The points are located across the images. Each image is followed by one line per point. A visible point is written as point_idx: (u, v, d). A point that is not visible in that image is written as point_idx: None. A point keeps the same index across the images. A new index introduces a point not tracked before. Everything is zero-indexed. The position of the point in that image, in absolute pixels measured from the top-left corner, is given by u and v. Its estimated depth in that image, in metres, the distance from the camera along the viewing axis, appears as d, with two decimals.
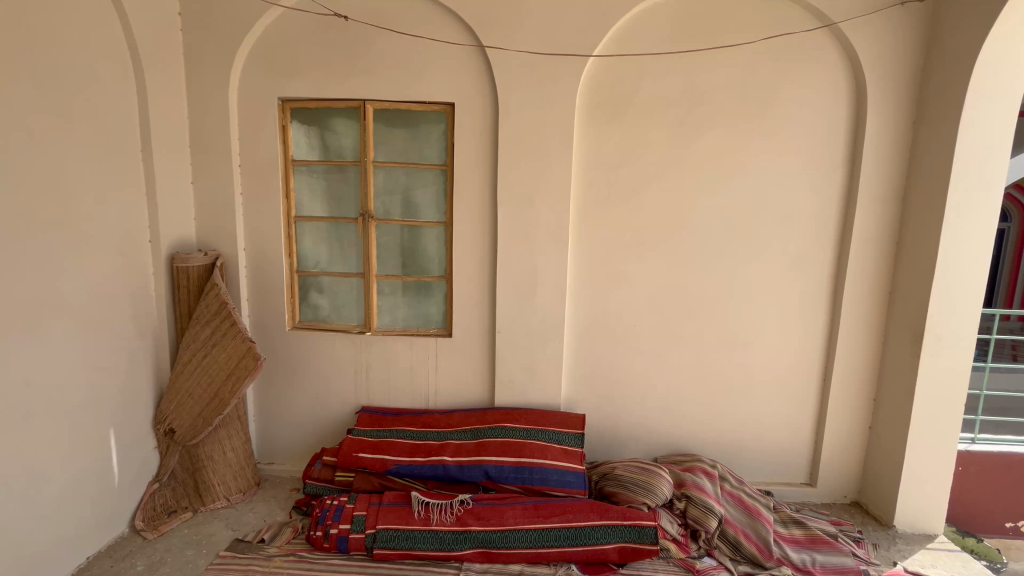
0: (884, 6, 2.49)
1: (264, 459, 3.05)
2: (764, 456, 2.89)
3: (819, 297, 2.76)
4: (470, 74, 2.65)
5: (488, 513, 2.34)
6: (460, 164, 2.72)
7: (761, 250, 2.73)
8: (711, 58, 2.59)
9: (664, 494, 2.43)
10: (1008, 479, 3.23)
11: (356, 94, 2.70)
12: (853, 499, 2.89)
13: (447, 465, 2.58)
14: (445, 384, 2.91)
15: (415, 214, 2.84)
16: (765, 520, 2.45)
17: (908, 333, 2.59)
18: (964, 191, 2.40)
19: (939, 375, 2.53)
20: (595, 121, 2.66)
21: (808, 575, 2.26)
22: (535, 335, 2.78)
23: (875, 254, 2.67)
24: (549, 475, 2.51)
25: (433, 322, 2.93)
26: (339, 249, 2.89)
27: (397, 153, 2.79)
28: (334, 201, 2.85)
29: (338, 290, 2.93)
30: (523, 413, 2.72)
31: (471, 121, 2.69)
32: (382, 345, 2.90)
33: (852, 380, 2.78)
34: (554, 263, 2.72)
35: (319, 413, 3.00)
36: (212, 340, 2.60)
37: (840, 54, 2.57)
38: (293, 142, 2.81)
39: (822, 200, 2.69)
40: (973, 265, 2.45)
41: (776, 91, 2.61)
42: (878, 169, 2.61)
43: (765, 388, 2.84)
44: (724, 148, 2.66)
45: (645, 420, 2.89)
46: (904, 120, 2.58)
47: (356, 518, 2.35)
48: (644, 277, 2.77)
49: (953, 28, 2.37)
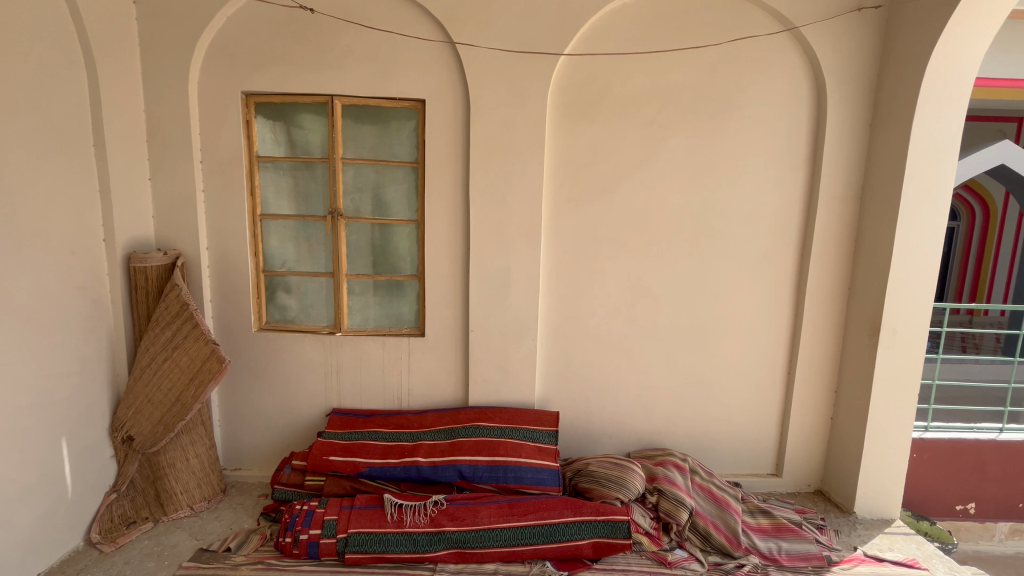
0: (843, 11, 2.58)
1: (230, 465, 2.96)
2: (732, 448, 2.97)
3: (783, 294, 2.85)
4: (441, 71, 2.62)
5: (462, 513, 2.33)
6: (432, 162, 2.69)
7: (729, 248, 2.80)
8: (679, 59, 2.64)
9: (636, 488, 2.47)
10: (958, 464, 3.40)
11: (324, 89, 2.63)
12: (817, 487, 2.99)
13: (421, 466, 2.55)
14: (418, 385, 2.88)
15: (386, 212, 2.80)
16: (734, 510, 2.51)
17: (866, 327, 2.69)
18: (917, 191, 2.52)
19: (895, 367, 2.65)
20: (567, 120, 2.67)
21: (774, 562, 2.32)
22: (509, 334, 2.77)
23: (835, 251, 2.77)
24: (524, 473, 2.51)
25: (405, 322, 2.89)
26: (308, 248, 2.82)
27: (367, 150, 2.74)
28: (302, 198, 2.78)
29: (307, 290, 2.86)
30: (498, 412, 2.71)
31: (442, 118, 2.66)
32: (353, 346, 2.85)
33: (815, 373, 2.88)
34: (527, 261, 2.72)
35: (288, 416, 2.92)
36: (173, 343, 2.50)
37: (801, 58, 2.65)
38: (257, 138, 2.73)
39: (785, 199, 2.77)
40: (925, 261, 2.57)
41: (741, 92, 2.68)
42: (837, 169, 2.71)
43: (733, 382, 2.92)
44: (692, 147, 2.71)
45: (618, 416, 2.92)
46: (861, 122, 2.68)
47: (327, 522, 2.30)
48: (616, 275, 2.80)
49: (905, 35, 2.48)
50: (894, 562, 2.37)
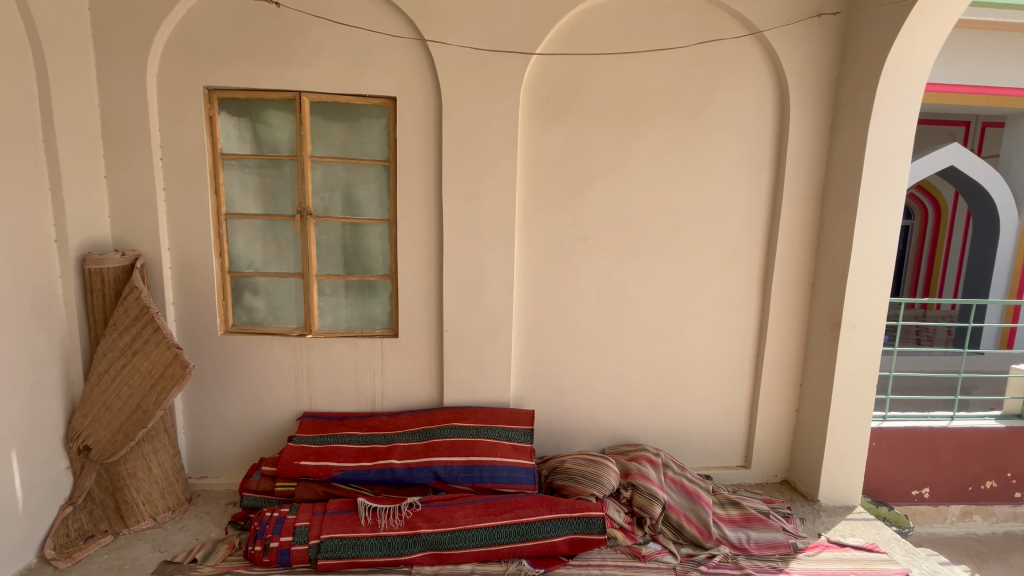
0: (804, 17, 2.67)
1: (195, 473, 2.86)
2: (703, 442, 3.04)
3: (750, 290, 2.93)
4: (412, 68, 2.59)
5: (438, 514, 2.31)
6: (405, 161, 2.66)
7: (698, 246, 2.86)
8: (648, 60, 2.68)
9: (610, 484, 2.50)
10: (913, 451, 3.57)
11: (291, 85, 2.57)
12: (783, 477, 3.09)
13: (395, 468, 2.51)
14: (391, 386, 2.85)
15: (357, 211, 2.75)
16: (705, 502, 2.57)
17: (828, 322, 2.79)
18: (874, 191, 2.62)
19: (856, 360, 2.76)
20: (539, 119, 2.68)
21: (743, 552, 2.38)
22: (483, 333, 2.77)
23: (799, 248, 2.87)
24: (499, 472, 2.51)
25: (378, 322, 2.85)
26: (276, 248, 2.75)
27: (337, 149, 2.69)
28: (269, 197, 2.71)
29: (275, 291, 2.79)
30: (473, 412, 2.71)
31: (414, 116, 2.63)
32: (325, 348, 2.79)
33: (780, 367, 2.98)
34: (501, 260, 2.71)
35: (257, 422, 2.84)
36: (133, 347, 2.40)
37: (766, 62, 2.73)
38: (221, 134, 2.64)
39: (751, 198, 2.85)
40: (881, 258, 2.69)
41: (709, 94, 2.74)
42: (800, 169, 2.80)
43: (704, 377, 2.98)
44: (662, 147, 2.76)
45: (592, 413, 2.95)
46: (822, 124, 2.78)
47: (299, 529, 2.25)
48: (589, 274, 2.82)
49: (862, 40, 2.59)
50: (856, 546, 2.46)
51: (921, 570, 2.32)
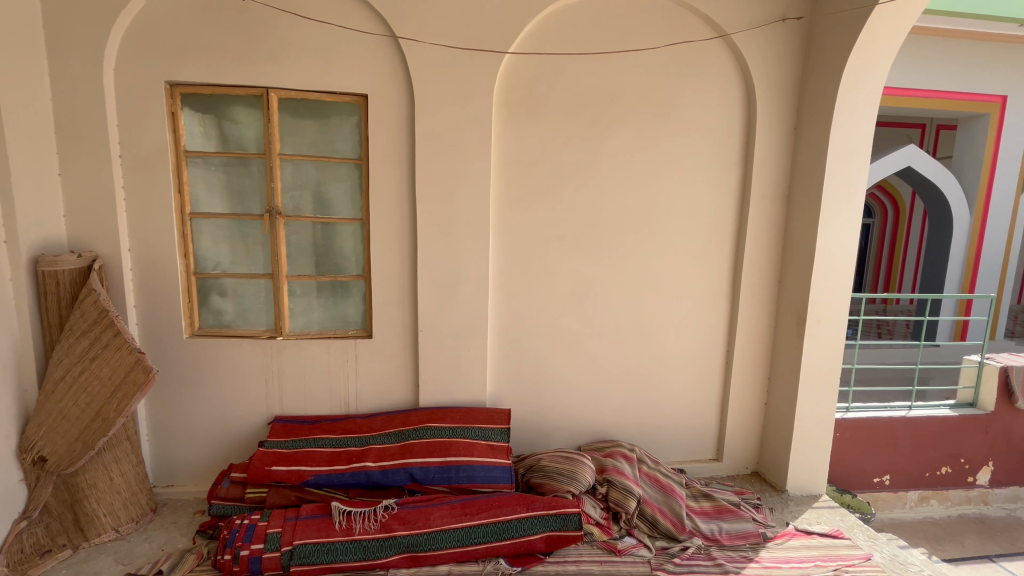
0: (769, 21, 2.74)
1: (161, 482, 2.76)
2: (677, 436, 3.10)
3: (720, 287, 3.00)
4: (384, 65, 2.55)
5: (414, 516, 2.29)
6: (377, 159, 2.62)
7: (670, 244, 2.91)
8: (620, 61, 2.71)
9: (586, 480, 2.52)
10: (874, 440, 3.72)
11: (258, 81, 2.50)
12: (753, 469, 3.18)
13: (370, 471, 2.48)
14: (366, 388, 2.81)
15: (329, 210, 2.70)
16: (678, 496, 2.62)
17: (794, 317, 2.88)
18: (836, 190, 2.72)
19: (821, 353, 2.85)
20: (513, 118, 2.68)
21: (715, 542, 2.44)
22: (459, 333, 2.75)
23: (766, 246, 2.95)
24: (476, 472, 2.50)
25: (351, 323, 2.81)
26: (244, 248, 2.68)
27: (307, 146, 2.63)
28: (236, 196, 2.63)
29: (243, 293, 2.71)
30: (449, 412, 2.70)
31: (386, 113, 2.59)
32: (296, 351, 2.73)
33: (750, 361, 3.06)
34: (476, 259, 2.71)
35: (226, 427, 2.76)
36: (91, 353, 2.30)
37: (733, 64, 2.80)
38: (184, 131, 2.56)
39: (721, 197, 2.92)
40: (843, 255, 2.79)
41: (679, 95, 2.79)
42: (767, 169, 2.88)
43: (677, 372, 3.04)
44: (634, 147, 2.80)
45: (569, 410, 2.98)
46: (787, 126, 2.86)
47: (270, 536, 2.19)
48: (564, 272, 2.84)
49: (824, 44, 2.67)
50: (821, 533, 2.55)
51: (882, 554, 2.42)
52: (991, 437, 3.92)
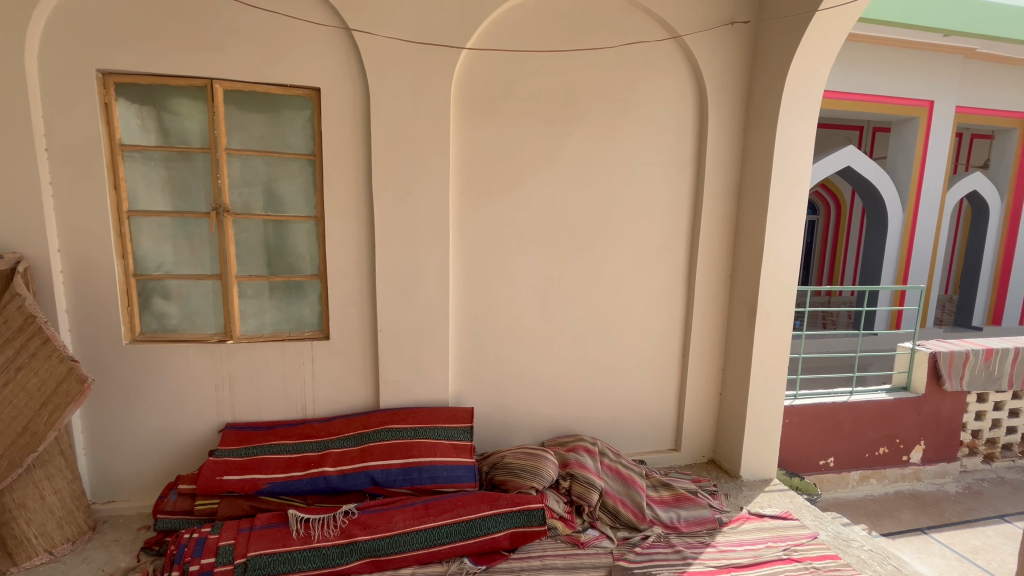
0: (719, 24, 2.84)
1: (100, 498, 2.59)
2: (637, 428, 3.17)
3: (677, 282, 3.09)
4: (337, 58, 2.48)
5: (375, 520, 2.24)
6: (332, 155, 2.54)
7: (628, 241, 2.97)
8: (577, 59, 2.73)
9: (550, 475, 2.54)
10: (820, 424, 3.94)
11: (200, 72, 2.37)
12: (710, 457, 3.30)
13: (329, 476, 2.41)
14: (324, 391, 2.73)
15: (281, 207, 2.60)
16: (639, 486, 2.69)
17: (745, 310, 3.00)
18: (782, 188, 2.84)
19: (770, 344, 2.98)
20: (472, 114, 2.66)
21: (674, 530, 2.51)
22: (420, 332, 2.71)
23: (719, 242, 3.06)
24: (439, 472, 2.47)
25: (307, 325, 2.72)
26: (189, 248, 2.54)
27: (257, 141, 2.53)
28: (180, 193, 2.49)
29: (189, 295, 2.57)
30: (410, 412, 2.66)
31: (340, 108, 2.52)
32: (248, 355, 2.62)
33: (705, 353, 3.16)
34: (436, 257, 2.67)
35: (173, 437, 2.62)
36: (16, 363, 2.12)
37: (686, 65, 2.88)
38: (120, 123, 2.40)
39: (676, 194, 3.00)
40: (789, 250, 2.93)
41: (635, 94, 2.85)
42: (718, 167, 2.98)
43: (637, 366, 3.11)
44: (592, 145, 2.83)
45: (532, 407, 2.99)
46: (736, 126, 2.97)
47: (222, 549, 2.09)
48: (525, 269, 2.85)
49: (769, 48, 2.79)
50: (772, 516, 2.67)
51: (828, 532, 2.56)
52: (922, 417, 4.22)
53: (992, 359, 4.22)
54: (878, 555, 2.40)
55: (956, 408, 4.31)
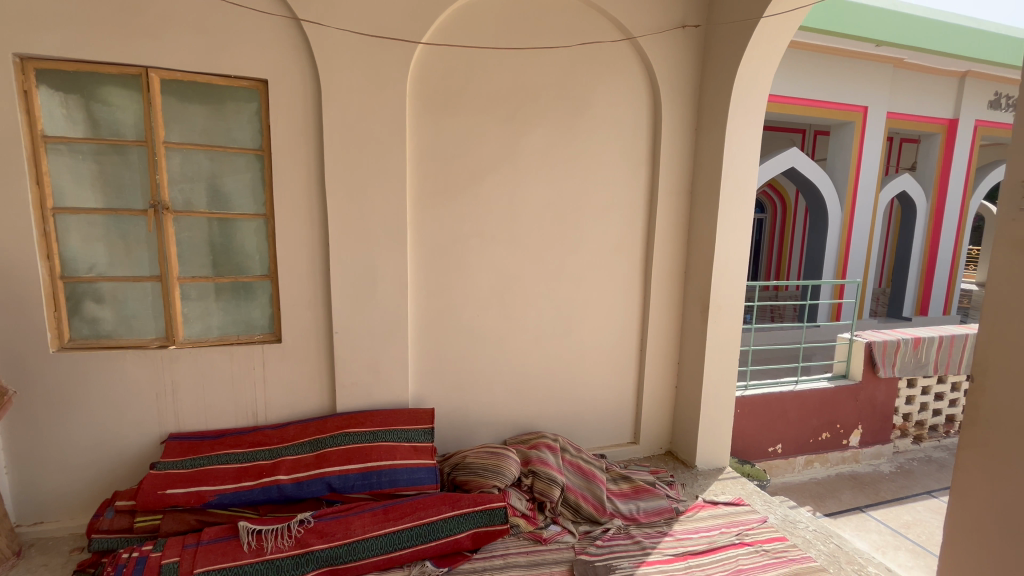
0: (671, 27, 2.91)
1: (26, 520, 2.38)
2: (597, 423, 3.22)
3: (634, 279, 3.16)
4: (286, 48, 2.38)
5: (332, 528, 2.17)
6: (281, 150, 2.44)
7: (586, 239, 3.01)
8: (534, 58, 2.74)
9: (512, 473, 2.54)
10: (768, 413, 4.14)
11: (134, 59, 2.22)
12: (667, 449, 3.39)
13: (283, 484, 2.31)
14: (276, 396, 2.61)
15: (226, 205, 2.48)
16: (599, 480, 2.74)
17: (699, 305, 3.10)
18: (732, 187, 2.95)
19: (723, 338, 3.10)
20: (428, 110, 2.61)
21: (634, 521, 2.57)
22: (378, 333, 2.65)
23: (673, 239, 3.15)
24: (399, 475, 2.41)
25: (256, 327, 2.60)
26: (124, 248, 2.37)
27: (199, 135, 2.40)
28: (113, 189, 2.33)
29: (125, 298, 2.41)
30: (368, 415, 2.59)
31: (290, 102, 2.42)
32: (192, 360, 2.48)
33: (661, 348, 3.25)
34: (393, 256, 2.61)
35: (109, 450, 2.44)
36: None
37: (641, 66, 2.95)
38: (41, 112, 2.21)
39: (632, 193, 3.06)
40: (739, 247, 3.04)
41: (591, 93, 2.88)
42: (671, 167, 3.07)
43: (596, 362, 3.16)
44: (550, 144, 2.85)
45: (493, 405, 2.98)
46: (689, 127, 3.07)
47: (166, 567, 1.97)
48: (484, 267, 2.83)
49: (719, 52, 2.89)
50: (725, 503, 2.77)
51: (776, 516, 2.68)
52: (860, 403, 4.51)
53: (920, 347, 4.55)
54: (822, 535, 2.54)
55: (889, 394, 4.62)
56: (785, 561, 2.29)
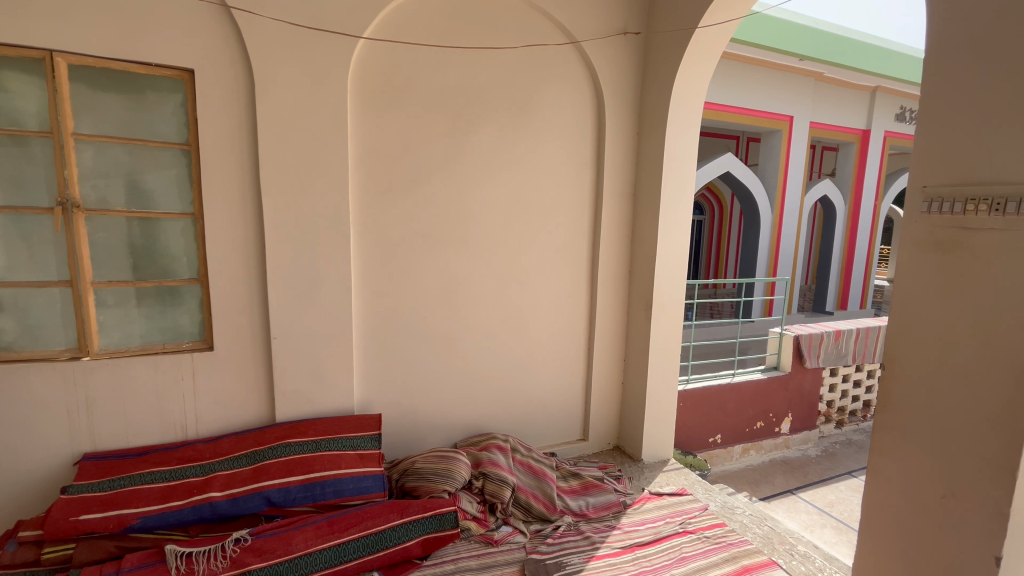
0: (613, 33, 2.99)
1: None
2: (547, 422, 3.26)
3: (581, 278, 3.22)
4: (214, 37, 2.23)
5: (272, 545, 2.04)
6: (210, 145, 2.28)
7: (534, 239, 3.03)
8: (479, 57, 2.73)
9: (462, 477, 2.51)
10: (707, 405, 4.35)
11: (35, 41, 2.00)
12: (614, 444, 3.48)
13: (216, 502, 2.16)
14: (208, 407, 2.45)
15: (149, 203, 2.29)
16: (549, 478, 2.77)
17: (643, 303, 3.20)
18: (672, 190, 3.07)
19: (666, 334, 3.21)
20: (371, 106, 2.53)
21: (584, 517, 2.61)
22: (319, 338, 2.54)
23: (617, 239, 3.23)
24: (344, 485, 2.32)
25: (185, 335, 2.42)
26: (27, 251, 2.14)
27: (115, 127, 2.21)
28: (11, 184, 2.09)
29: (29, 306, 2.17)
30: (311, 424, 2.47)
31: (220, 94, 2.27)
32: (111, 372, 2.27)
33: (608, 345, 3.33)
34: (335, 258, 2.51)
35: (11, 474, 2.19)
36: None
37: (585, 70, 3.01)
38: None
39: (578, 194, 3.12)
40: (679, 247, 3.17)
41: (537, 95, 2.91)
42: (615, 169, 3.15)
43: (545, 361, 3.19)
44: (497, 143, 2.85)
45: (443, 408, 2.94)
46: (631, 130, 3.16)
47: None
48: (432, 268, 2.79)
49: (658, 59, 3.00)
50: (669, 493, 2.88)
51: (716, 503, 2.82)
52: (789, 392, 4.82)
53: (840, 338, 4.93)
54: (757, 518, 2.69)
55: (815, 383, 4.98)
56: (724, 546, 2.41)
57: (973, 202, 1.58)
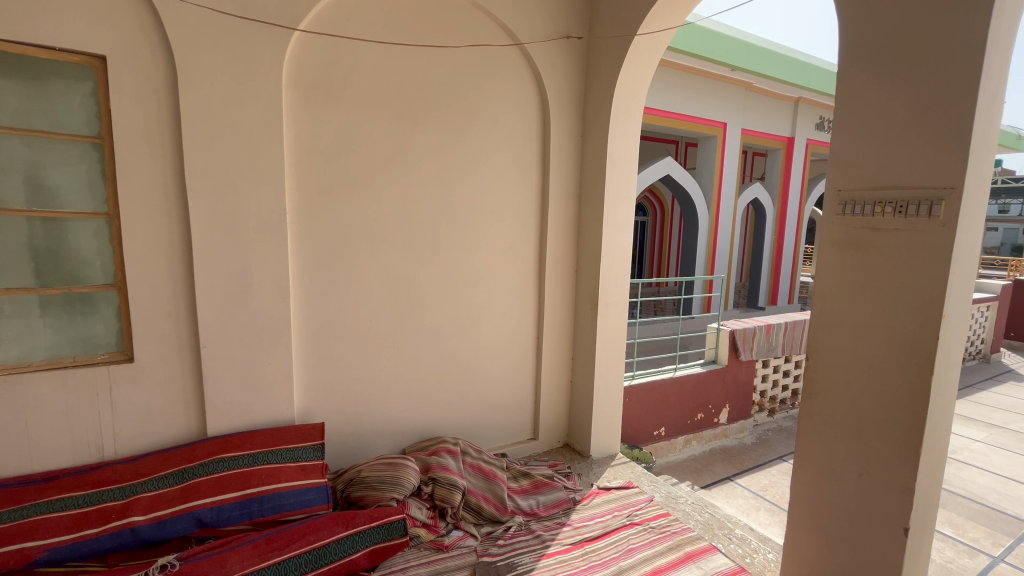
0: (556, 36, 3.04)
1: None
2: (497, 423, 3.25)
3: (528, 278, 3.24)
4: (129, 22, 2.05)
5: (203, 569, 1.88)
6: (126, 139, 2.10)
7: (481, 239, 3.02)
8: (422, 55, 2.68)
9: (410, 484, 2.46)
10: (651, 399, 4.52)
11: None
12: (564, 441, 3.53)
13: (139, 526, 1.99)
14: (129, 424, 2.25)
15: (55, 202, 2.08)
16: (499, 479, 2.76)
17: (589, 303, 3.27)
18: (615, 191, 3.15)
19: (611, 332, 3.30)
20: (308, 102, 2.42)
21: (534, 516, 2.63)
22: (255, 346, 2.40)
23: (564, 238, 3.28)
24: (284, 500, 2.21)
25: (101, 346, 2.22)
26: None
27: (10, 116, 1.98)
28: None
29: None
30: (247, 437, 2.32)
31: (138, 84, 2.10)
32: (10, 390, 2.04)
33: (556, 344, 3.37)
34: (271, 260, 2.39)
35: None
36: None
37: (529, 72, 3.04)
38: None
39: (525, 195, 3.14)
40: (622, 246, 3.26)
41: (482, 96, 2.90)
42: (561, 171, 3.20)
43: (494, 362, 3.19)
44: (442, 143, 2.81)
45: (389, 414, 2.86)
46: (575, 133, 3.22)
47: None
48: (376, 270, 2.71)
49: (600, 64, 3.07)
50: (617, 487, 2.95)
51: (661, 493, 2.92)
52: (727, 384, 5.09)
53: (771, 332, 5.27)
54: (699, 505, 2.82)
55: (749, 374, 5.28)
56: (669, 535, 2.50)
57: (880, 205, 1.72)
